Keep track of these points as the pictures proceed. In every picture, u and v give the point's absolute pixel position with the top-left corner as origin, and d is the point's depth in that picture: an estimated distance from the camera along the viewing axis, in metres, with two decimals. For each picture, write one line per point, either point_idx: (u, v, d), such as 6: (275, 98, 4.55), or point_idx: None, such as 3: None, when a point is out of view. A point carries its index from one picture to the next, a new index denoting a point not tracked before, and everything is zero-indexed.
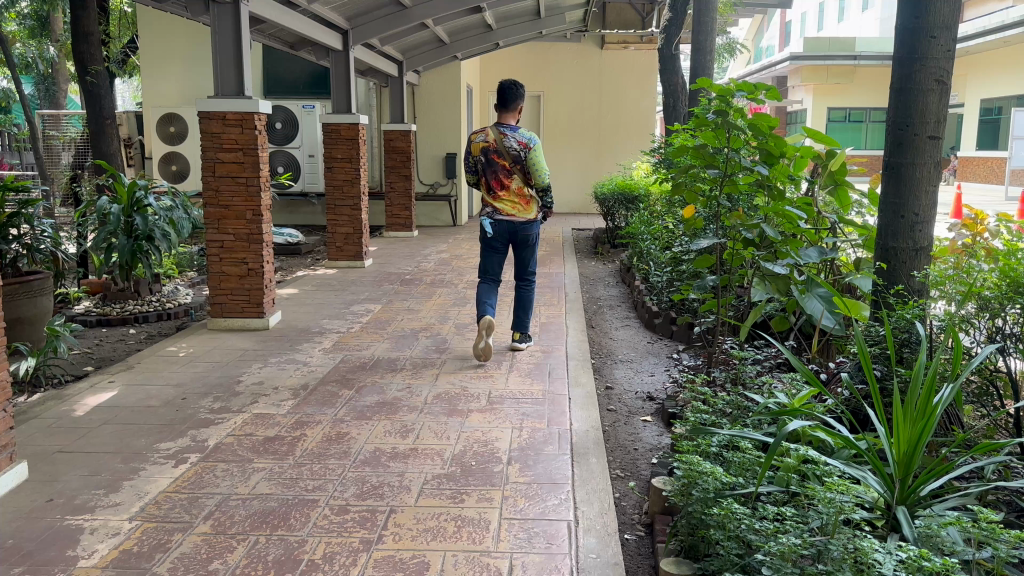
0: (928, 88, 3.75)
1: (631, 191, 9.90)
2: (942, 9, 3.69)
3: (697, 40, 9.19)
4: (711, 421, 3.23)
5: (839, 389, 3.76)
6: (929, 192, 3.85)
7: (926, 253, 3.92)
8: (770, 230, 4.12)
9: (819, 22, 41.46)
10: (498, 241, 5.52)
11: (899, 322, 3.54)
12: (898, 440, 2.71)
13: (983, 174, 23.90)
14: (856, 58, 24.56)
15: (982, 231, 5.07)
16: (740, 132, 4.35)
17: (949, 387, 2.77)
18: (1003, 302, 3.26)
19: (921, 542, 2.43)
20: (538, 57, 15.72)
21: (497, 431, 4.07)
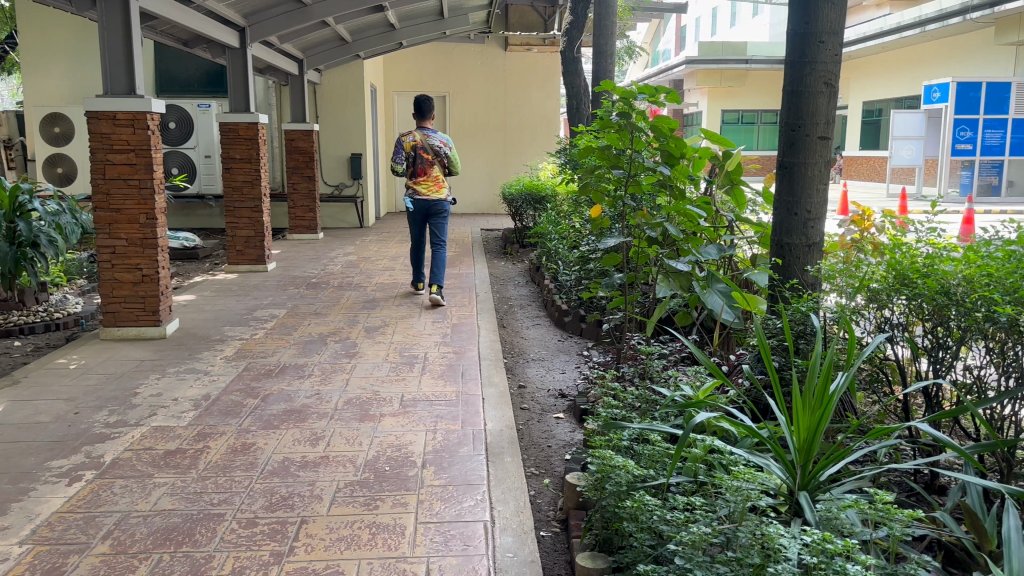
0: (817, 90, 3.94)
1: (539, 192, 9.99)
2: (829, 15, 3.88)
3: (599, 44, 9.34)
4: (621, 416, 3.30)
5: (741, 379, 3.90)
6: (821, 190, 4.03)
7: (818, 249, 4.11)
8: (672, 229, 4.24)
9: (712, 26, 42.88)
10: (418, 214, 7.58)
11: (795, 315, 3.71)
12: (799, 427, 2.83)
13: (867, 173, 25.25)
14: (748, 62, 25.53)
15: (868, 227, 5.35)
16: (643, 134, 4.45)
17: (844, 375, 2.90)
18: (890, 294, 3.45)
19: (822, 524, 2.55)
20: (441, 58, 15.64)
21: (411, 435, 4.03)
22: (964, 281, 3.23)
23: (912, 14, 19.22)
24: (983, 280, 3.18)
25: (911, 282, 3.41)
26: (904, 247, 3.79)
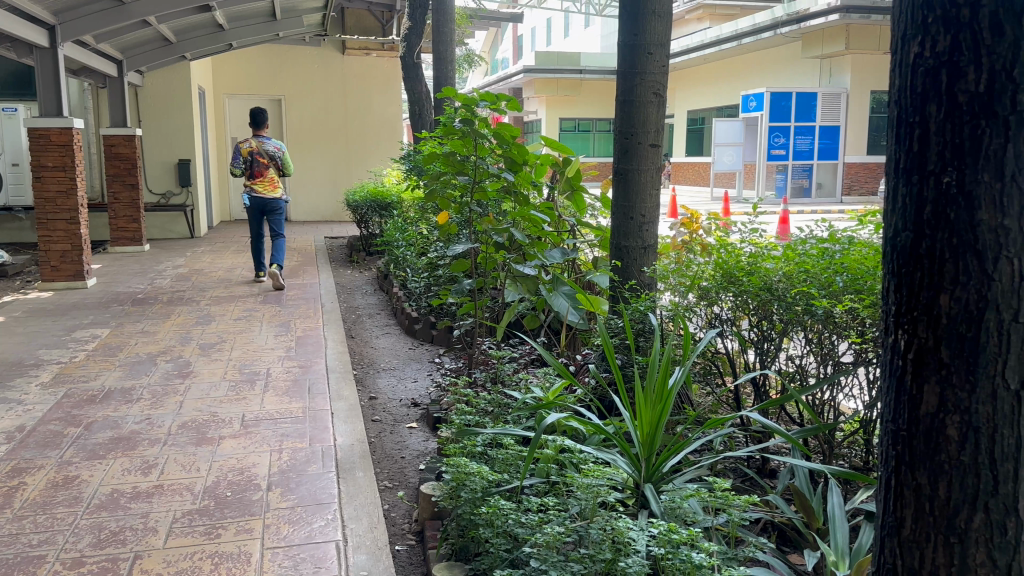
0: (647, 100, 4.12)
1: (384, 198, 9.84)
2: (656, 26, 4.07)
3: (438, 50, 9.34)
4: (474, 421, 3.29)
5: (588, 378, 4.01)
6: (654, 194, 4.22)
7: (653, 251, 4.30)
8: (518, 233, 4.29)
9: (547, 36, 44.04)
10: (256, 211, 7.98)
11: (635, 314, 3.86)
12: (642, 422, 2.94)
13: (694, 177, 26.82)
14: (582, 72, 26.48)
15: (698, 228, 5.66)
16: (485, 140, 4.48)
17: (681, 369, 3.04)
18: (719, 291, 3.67)
19: (667, 515, 2.66)
20: (277, 59, 15.14)
21: (254, 457, 3.85)
22: (784, 278, 3.48)
23: (729, 29, 20.70)
24: (801, 276, 3.45)
25: (737, 279, 3.64)
26: (729, 248, 4.05)
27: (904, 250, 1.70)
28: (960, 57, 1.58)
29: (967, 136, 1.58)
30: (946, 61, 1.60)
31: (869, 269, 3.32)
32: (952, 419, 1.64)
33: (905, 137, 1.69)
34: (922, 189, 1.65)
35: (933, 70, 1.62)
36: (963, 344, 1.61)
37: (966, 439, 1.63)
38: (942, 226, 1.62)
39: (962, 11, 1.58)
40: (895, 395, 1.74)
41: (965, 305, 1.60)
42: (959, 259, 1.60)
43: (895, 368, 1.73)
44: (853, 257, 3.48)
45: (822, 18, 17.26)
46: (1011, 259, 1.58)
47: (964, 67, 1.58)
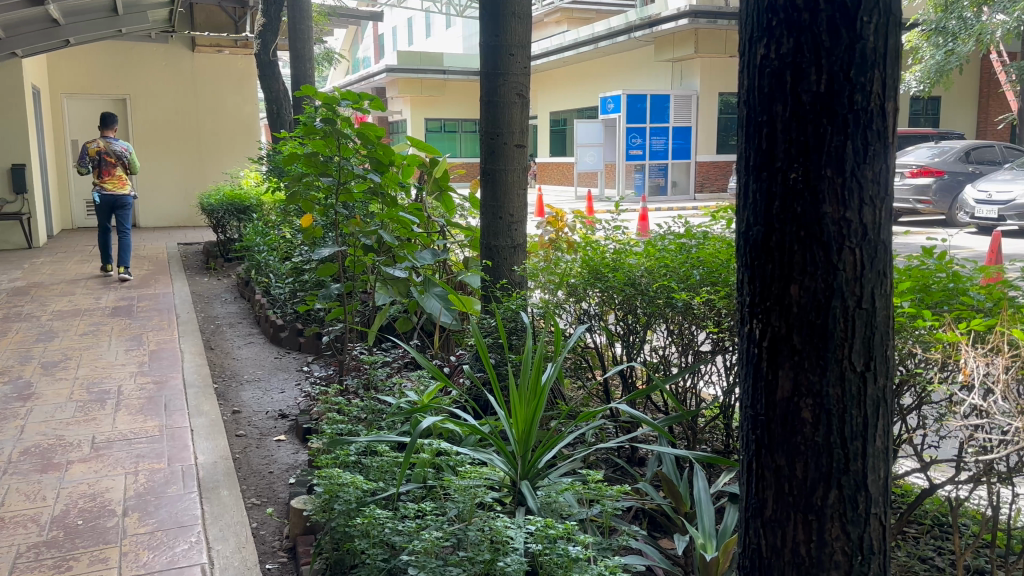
0: (511, 100, 4.15)
1: (242, 201, 9.48)
2: (516, 28, 4.12)
3: (295, 47, 9.04)
4: (346, 430, 3.20)
5: (462, 379, 4.00)
6: (521, 194, 4.26)
7: (522, 249, 4.33)
8: (386, 236, 4.21)
9: (408, 36, 43.83)
10: (104, 208, 7.60)
11: (506, 313, 3.87)
12: (517, 420, 2.95)
13: (558, 177, 27.36)
14: (445, 72, 26.50)
15: (563, 226, 5.76)
16: (348, 140, 4.37)
17: (553, 366, 3.07)
18: (586, 287, 3.75)
19: (543, 510, 2.68)
20: (120, 57, 14.24)
21: (108, 481, 3.59)
22: (647, 273, 3.60)
23: (586, 32, 21.31)
24: (662, 271, 3.58)
25: (604, 275, 3.73)
26: (593, 245, 4.15)
27: (756, 244, 1.78)
28: (802, 59, 1.67)
29: (811, 135, 1.67)
30: (790, 63, 1.69)
31: (723, 263, 3.49)
32: (805, 403, 1.73)
33: (754, 136, 1.77)
34: (772, 185, 1.73)
35: (778, 72, 1.71)
36: (812, 331, 1.70)
37: (819, 422, 1.73)
38: (790, 220, 1.71)
39: (804, 15, 1.67)
40: (752, 382, 1.82)
41: (813, 294, 1.69)
42: (807, 251, 1.69)
43: (752, 355, 1.81)
44: (708, 252, 3.65)
45: (673, 22, 18.09)
46: (853, 249, 1.69)
47: (806, 69, 1.67)
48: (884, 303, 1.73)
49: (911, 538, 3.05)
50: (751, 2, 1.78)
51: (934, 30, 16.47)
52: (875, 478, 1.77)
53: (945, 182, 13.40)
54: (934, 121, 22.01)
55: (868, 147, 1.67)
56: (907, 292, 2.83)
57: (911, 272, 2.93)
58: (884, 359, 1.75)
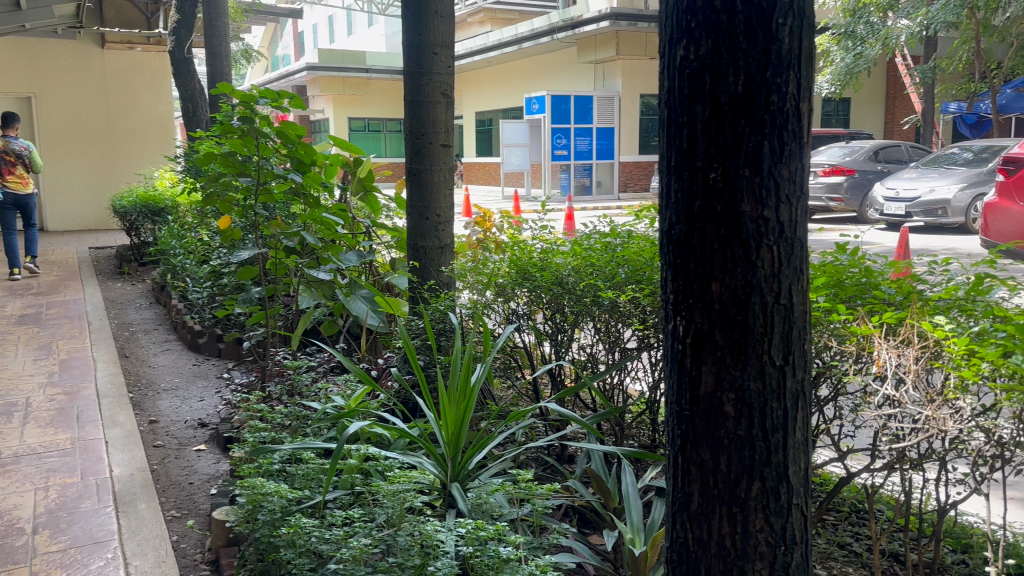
0: (435, 100, 4.12)
1: (156, 203, 9.22)
2: (439, 27, 4.10)
3: (211, 44, 8.78)
4: (270, 438, 3.12)
5: (389, 382, 3.95)
6: (447, 194, 4.23)
7: (449, 250, 4.30)
8: (309, 237, 4.12)
9: (329, 34, 43.20)
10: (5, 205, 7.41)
11: (434, 314, 3.84)
12: (446, 422, 2.92)
13: (485, 177, 27.38)
14: (368, 71, 26.24)
15: (491, 225, 5.74)
16: (268, 140, 4.26)
17: (482, 366, 3.06)
18: (514, 287, 3.75)
19: (474, 512, 2.66)
20: (23, 52, 13.53)
21: (15, 498, 3.41)
22: (573, 272, 3.62)
23: (510, 33, 21.42)
24: (588, 270, 3.61)
25: (531, 275, 3.74)
26: (521, 245, 4.16)
27: (678, 242, 1.80)
28: (720, 60, 1.70)
29: (728, 135, 1.71)
30: (708, 64, 1.72)
31: (647, 261, 3.54)
32: (728, 397, 1.76)
33: (674, 136, 1.80)
34: (693, 184, 1.76)
35: (697, 73, 1.74)
36: (733, 327, 1.74)
37: (742, 415, 1.76)
38: (711, 219, 1.74)
39: (721, 16, 1.70)
40: (677, 377, 1.84)
41: (733, 290, 1.73)
42: (728, 248, 1.72)
43: (676, 351, 1.83)
44: (633, 251, 3.70)
45: (595, 24, 18.34)
46: (770, 246, 1.73)
47: (725, 69, 1.70)
48: (801, 299, 1.78)
49: (830, 525, 3.15)
50: (670, 4, 1.81)
51: (843, 34, 17.13)
52: (796, 469, 1.81)
53: (856, 181, 13.93)
54: (844, 122, 22.88)
55: (784, 148, 1.71)
56: (823, 287, 2.92)
57: (826, 268, 3.03)
58: (802, 353, 1.79)
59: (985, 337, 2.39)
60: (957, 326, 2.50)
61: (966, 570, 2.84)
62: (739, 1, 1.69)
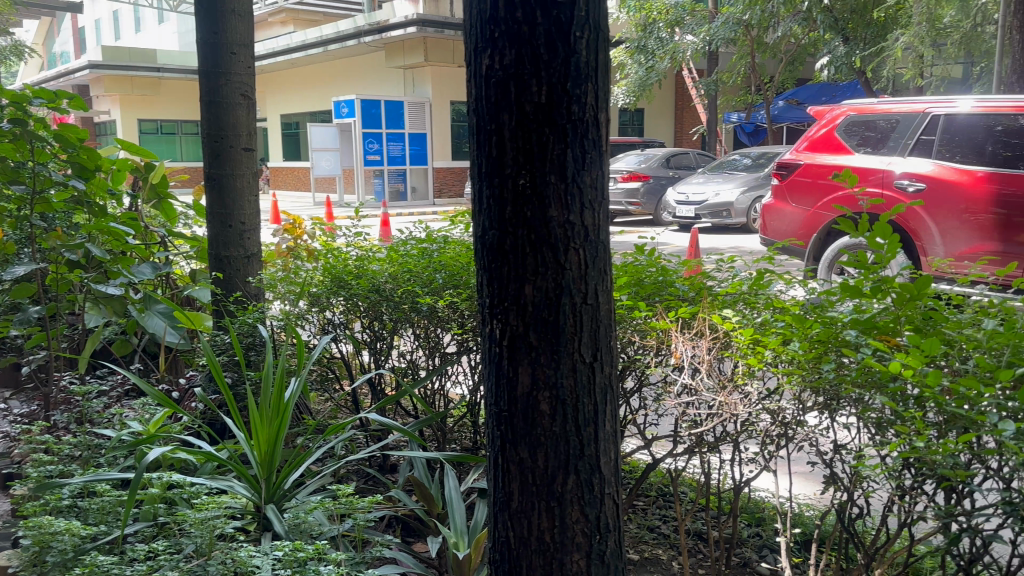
0: (235, 102, 3.93)
1: None
2: (237, 27, 3.92)
3: None
4: (58, 471, 2.83)
5: (194, 403, 3.71)
6: (252, 201, 4.05)
7: (257, 259, 4.11)
8: (96, 250, 3.78)
9: (114, 31, 40.04)
10: None
11: (242, 328, 3.65)
12: (259, 441, 2.79)
13: (293, 183, 26.53)
14: (160, 70, 24.57)
15: (301, 233, 5.55)
16: (44, 143, 3.88)
17: (296, 382, 2.94)
18: (328, 296, 3.65)
19: (292, 532, 2.56)
20: None
21: None
22: (390, 278, 3.59)
23: (314, 35, 20.98)
24: (405, 276, 3.59)
25: (346, 283, 3.67)
26: (335, 252, 4.07)
27: (491, 247, 1.83)
28: (523, 70, 1.75)
29: (534, 143, 1.75)
30: (512, 74, 1.76)
31: (463, 266, 3.57)
32: (542, 395, 1.81)
33: (484, 143, 1.82)
34: (502, 190, 1.79)
35: (502, 82, 1.77)
36: (545, 327, 1.79)
37: (556, 412, 1.81)
38: (521, 224, 1.78)
39: (522, 28, 1.75)
40: (494, 380, 1.87)
41: (544, 292, 1.78)
42: (538, 253, 1.77)
43: (494, 354, 1.86)
44: (449, 256, 3.72)
45: (402, 29, 18.35)
46: (578, 249, 1.79)
47: (527, 80, 1.75)
48: (606, 297, 1.86)
49: (641, 510, 3.32)
50: (472, 12, 1.83)
51: (636, 48, 18.23)
52: (607, 460, 1.88)
53: (651, 186, 14.84)
54: (639, 130, 24.31)
55: (585, 155, 1.78)
56: (624, 286, 3.08)
57: (627, 268, 3.21)
58: (608, 349, 1.87)
59: (767, 326, 2.61)
60: (742, 318, 2.72)
61: (760, 542, 3.11)
62: (539, 13, 1.74)
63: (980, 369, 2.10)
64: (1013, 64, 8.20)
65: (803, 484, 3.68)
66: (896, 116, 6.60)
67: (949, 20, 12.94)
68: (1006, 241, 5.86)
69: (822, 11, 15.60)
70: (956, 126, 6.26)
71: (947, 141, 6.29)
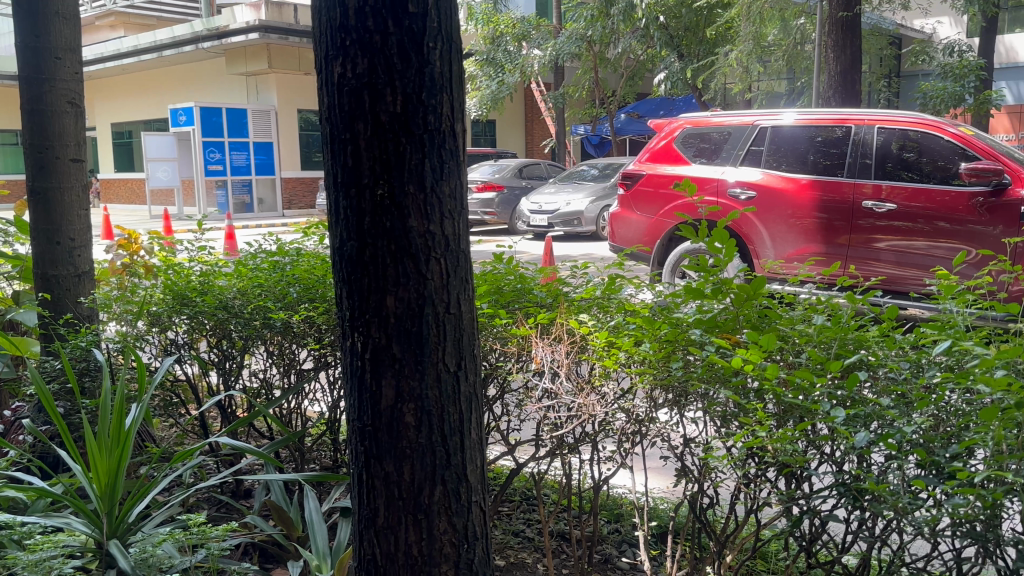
0: (62, 110, 3.65)
1: None
2: (62, 31, 3.65)
3: None
4: None
5: (21, 437, 3.41)
6: (82, 215, 3.76)
7: (89, 278, 3.82)
8: None
9: None
10: None
11: (74, 352, 3.38)
12: (98, 473, 2.58)
13: (127, 196, 24.94)
14: None
15: (137, 248, 5.22)
16: None
17: (138, 407, 2.75)
18: (171, 314, 3.46)
19: (138, 568, 2.38)
20: None
21: None
22: (239, 294, 3.45)
23: (146, 40, 19.92)
24: (255, 291, 3.46)
25: (190, 301, 3.49)
26: (176, 268, 3.85)
27: (350, 259, 1.79)
28: (376, 79, 1.73)
29: (391, 152, 1.74)
30: (366, 83, 1.74)
31: (319, 278, 3.47)
32: (407, 407, 1.79)
33: (338, 153, 1.78)
34: (360, 201, 1.76)
35: (356, 91, 1.75)
36: (409, 338, 1.77)
37: (421, 423, 1.80)
38: (381, 235, 1.75)
39: (375, 37, 1.73)
40: (358, 394, 1.83)
41: (406, 303, 1.76)
42: (398, 264, 1.75)
43: (355, 368, 1.83)
44: (303, 268, 3.61)
45: (243, 35, 17.75)
46: (439, 259, 1.79)
47: (382, 89, 1.73)
48: (468, 306, 1.86)
49: (506, 515, 3.35)
50: (322, 18, 1.80)
51: (485, 60, 18.49)
52: (474, 468, 1.89)
53: (505, 196, 15.07)
54: (491, 142, 24.63)
55: (443, 165, 1.78)
56: (484, 294, 3.11)
57: (485, 276, 3.23)
58: (473, 357, 1.88)
59: (620, 329, 2.71)
60: (595, 323, 2.81)
61: (620, 537, 3.22)
62: (391, 23, 1.73)
63: (812, 361, 2.27)
64: (829, 80, 8.99)
65: (657, 478, 3.85)
66: (728, 128, 7.04)
67: (772, 39, 14.01)
68: (828, 243, 6.40)
69: (658, 28, 16.50)
70: (782, 138, 6.75)
71: (774, 151, 6.77)
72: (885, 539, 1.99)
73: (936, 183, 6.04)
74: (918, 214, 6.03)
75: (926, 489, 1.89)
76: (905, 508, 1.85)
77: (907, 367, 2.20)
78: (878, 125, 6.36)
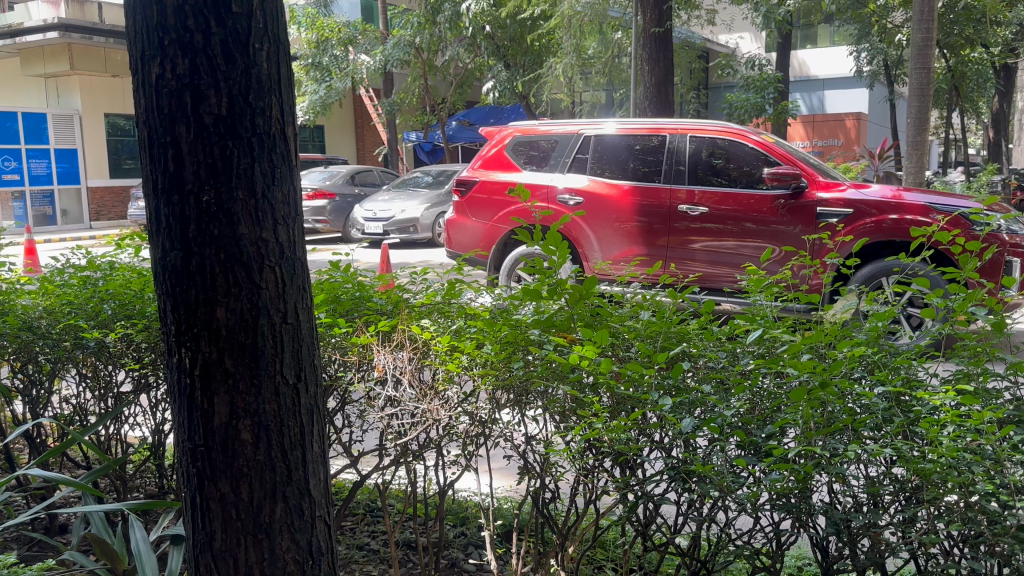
0: None
1: None
2: None
3: None
4: None
5: None
6: None
7: None
8: None
9: None
10: None
11: None
12: None
13: None
14: None
15: None
16: None
17: None
18: None
19: None
20: None
21: None
22: (44, 314, 3.17)
23: None
24: (63, 310, 3.18)
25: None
26: None
27: (174, 270, 1.70)
28: (198, 80, 1.65)
29: (217, 157, 1.66)
30: (188, 84, 1.65)
31: (136, 294, 3.24)
32: (243, 424, 1.71)
33: (158, 157, 1.69)
34: (184, 208, 1.67)
35: (176, 92, 1.66)
36: (243, 352, 1.70)
37: (258, 440, 1.73)
38: (208, 243, 1.67)
39: (195, 37, 1.65)
40: (187, 413, 1.74)
41: (239, 315, 1.69)
42: (229, 273, 1.67)
43: (184, 385, 1.73)
44: (118, 283, 3.36)
45: (40, 33, 16.38)
46: (273, 267, 1.72)
47: (205, 90, 1.65)
48: (307, 316, 1.80)
49: (349, 529, 3.29)
50: (136, 15, 1.69)
51: (311, 65, 18.00)
52: (317, 482, 1.83)
53: (337, 204, 14.77)
54: (320, 147, 23.98)
55: (274, 170, 1.72)
56: (321, 304, 3.04)
57: (322, 286, 3.17)
58: (312, 368, 1.82)
59: (461, 333, 2.74)
60: (437, 328, 2.82)
61: (466, 540, 3.24)
62: (214, 23, 1.65)
63: (641, 355, 2.38)
64: (645, 91, 9.44)
65: (500, 479, 3.90)
66: (555, 136, 7.27)
67: (593, 50, 14.63)
68: (650, 245, 6.78)
69: (485, 37, 16.83)
70: (605, 145, 7.06)
71: (598, 159, 7.07)
72: (711, 518, 2.12)
73: (743, 187, 6.52)
74: (727, 216, 6.48)
75: (746, 467, 2.04)
76: (729, 487, 1.98)
77: (724, 356, 2.37)
78: (691, 133, 6.78)
